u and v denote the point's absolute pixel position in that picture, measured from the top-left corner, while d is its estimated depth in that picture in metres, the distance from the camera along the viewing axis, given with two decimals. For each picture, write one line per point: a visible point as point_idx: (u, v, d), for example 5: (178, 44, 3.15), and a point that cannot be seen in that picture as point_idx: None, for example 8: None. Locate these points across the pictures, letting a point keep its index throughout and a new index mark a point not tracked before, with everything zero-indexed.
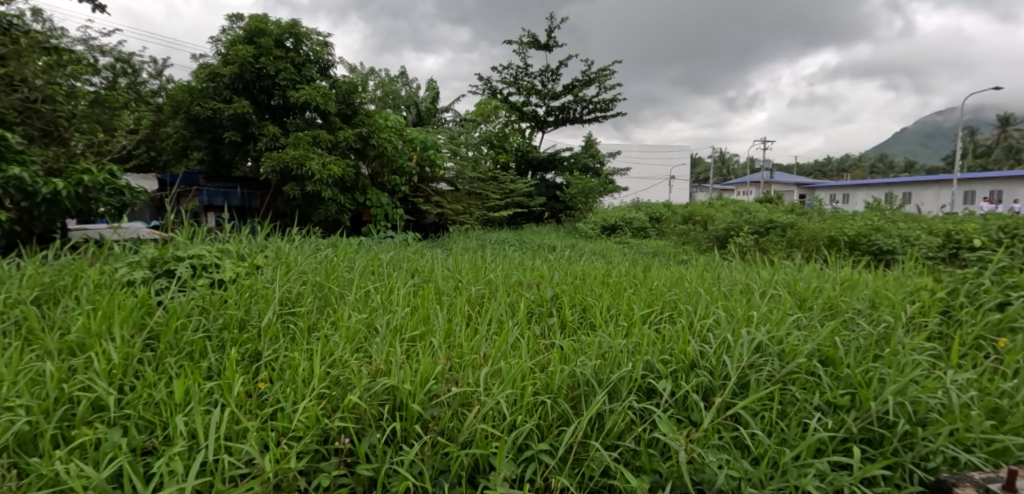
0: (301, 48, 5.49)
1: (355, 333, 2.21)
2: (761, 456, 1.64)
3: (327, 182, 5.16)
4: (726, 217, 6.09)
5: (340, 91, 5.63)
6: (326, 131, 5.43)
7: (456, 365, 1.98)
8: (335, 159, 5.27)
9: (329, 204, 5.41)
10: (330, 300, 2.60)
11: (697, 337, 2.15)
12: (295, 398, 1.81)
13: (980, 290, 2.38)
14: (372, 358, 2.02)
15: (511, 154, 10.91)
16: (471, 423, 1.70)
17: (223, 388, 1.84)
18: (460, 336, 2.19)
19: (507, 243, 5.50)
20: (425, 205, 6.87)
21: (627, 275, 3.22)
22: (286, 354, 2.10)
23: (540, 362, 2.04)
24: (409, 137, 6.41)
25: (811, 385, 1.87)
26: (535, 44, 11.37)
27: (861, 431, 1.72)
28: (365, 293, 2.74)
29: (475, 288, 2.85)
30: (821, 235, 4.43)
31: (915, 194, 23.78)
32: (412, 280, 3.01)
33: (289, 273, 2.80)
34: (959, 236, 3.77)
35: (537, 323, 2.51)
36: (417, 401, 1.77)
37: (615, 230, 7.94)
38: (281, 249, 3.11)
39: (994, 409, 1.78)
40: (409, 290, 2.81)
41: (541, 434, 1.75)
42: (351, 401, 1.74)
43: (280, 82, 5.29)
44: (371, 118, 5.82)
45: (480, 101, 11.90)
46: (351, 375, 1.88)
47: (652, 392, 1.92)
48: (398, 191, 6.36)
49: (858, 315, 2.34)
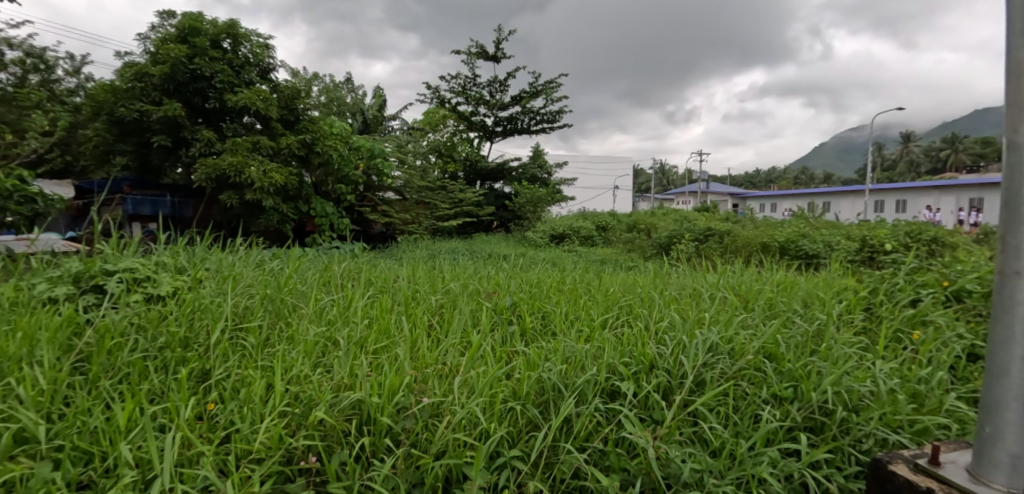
0: (239, 50, 5.28)
1: (313, 347, 2.15)
2: (719, 449, 1.75)
3: (267, 190, 4.93)
4: (668, 225, 6.39)
5: (282, 96, 5.47)
6: (267, 137, 5.21)
7: (423, 377, 1.98)
8: (277, 167, 5.05)
9: (270, 214, 5.18)
10: (282, 314, 2.51)
11: (653, 339, 2.24)
12: (252, 418, 1.75)
13: (896, 289, 2.64)
14: (335, 372, 1.98)
15: (459, 163, 10.94)
16: (444, 434, 1.70)
17: (171, 412, 1.75)
18: (424, 347, 2.18)
19: (458, 253, 5.49)
20: (372, 215, 6.75)
21: (583, 283, 3.27)
22: (239, 372, 2.02)
23: (506, 370, 2.06)
24: (356, 144, 6.27)
25: (759, 380, 2.00)
26: (483, 55, 11.42)
27: (805, 420, 1.87)
28: (321, 306, 2.67)
29: (434, 298, 2.81)
30: (756, 242, 4.72)
31: (831, 204, 25.73)
32: (369, 291, 2.93)
33: (237, 287, 2.68)
34: (874, 241, 4.15)
35: (498, 331, 2.48)
36: (386, 415, 1.75)
37: (563, 239, 8.08)
38: (223, 261, 2.97)
39: (914, 394, 1.97)
40: (367, 302, 2.73)
41: (511, 440, 1.77)
42: (316, 417, 1.71)
43: (217, 85, 5.05)
44: (315, 124, 5.63)
45: (428, 109, 11.82)
46: (312, 391, 1.83)
47: (615, 394, 1.98)
48: (343, 200, 6.20)
49: (796, 313, 2.52)
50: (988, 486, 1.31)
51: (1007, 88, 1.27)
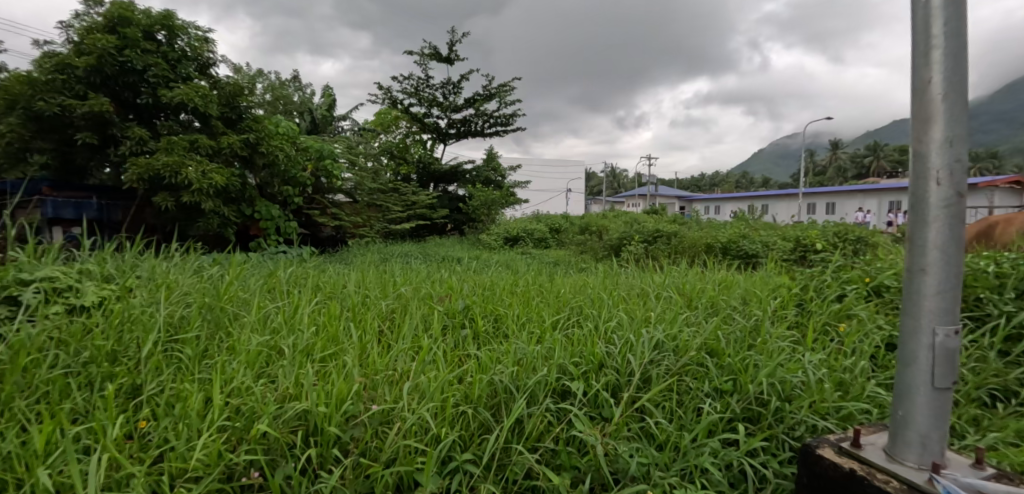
0: (175, 43, 5.04)
1: (256, 357, 2.02)
2: (664, 441, 1.82)
3: (207, 192, 4.70)
4: (618, 227, 6.55)
5: (223, 92, 5.19)
6: (206, 136, 4.99)
7: (372, 383, 1.87)
8: (217, 167, 4.80)
9: (210, 217, 4.95)
10: (222, 323, 2.38)
11: (602, 339, 2.27)
12: (188, 435, 1.62)
13: (824, 285, 2.82)
14: (279, 382, 1.86)
15: (412, 165, 10.84)
16: (394, 441, 1.61)
17: (97, 432, 1.64)
18: (373, 353, 2.07)
19: (411, 257, 5.43)
20: (321, 218, 6.58)
21: (535, 285, 3.29)
22: (174, 386, 1.89)
23: (458, 374, 1.99)
24: (303, 145, 6.08)
25: (701, 375, 2.09)
26: (437, 56, 11.36)
27: (743, 410, 1.97)
28: (264, 314, 2.54)
29: (384, 302, 2.69)
30: (701, 242, 4.91)
31: (771, 207, 27.04)
32: (316, 297, 2.81)
33: (171, 295, 2.52)
34: (807, 241, 4.40)
35: (450, 336, 2.38)
36: (334, 424, 1.64)
37: (517, 241, 8.15)
38: (157, 268, 2.82)
39: (840, 382, 2.11)
40: (314, 308, 2.62)
41: (463, 444, 1.70)
42: (259, 430, 1.58)
43: (150, 79, 4.81)
44: (259, 123, 5.41)
45: (380, 109, 11.65)
46: (255, 403, 1.71)
47: (565, 393, 1.97)
48: (290, 203, 6.01)
49: (735, 310, 2.65)
50: (902, 464, 1.43)
51: (914, 103, 1.40)
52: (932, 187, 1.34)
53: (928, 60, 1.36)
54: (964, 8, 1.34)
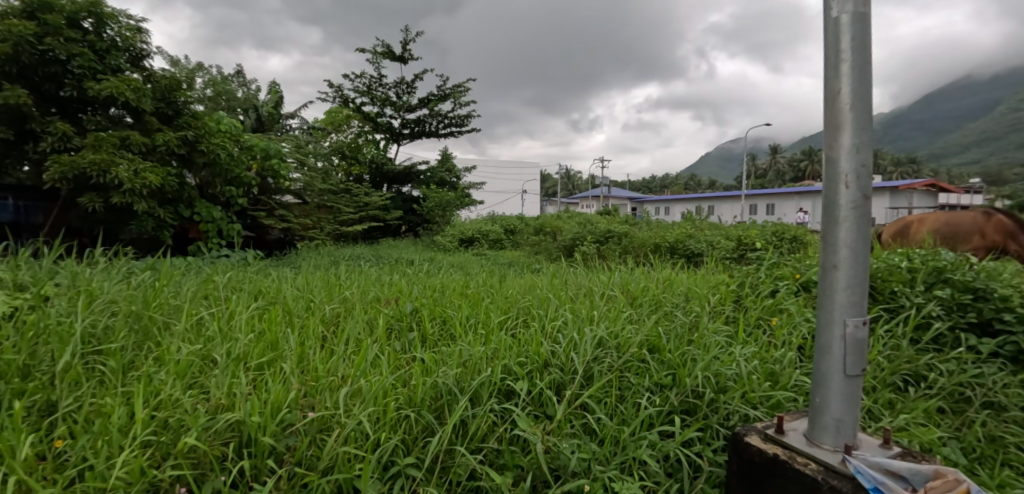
0: (103, 32, 4.69)
1: (187, 368, 1.88)
2: (605, 437, 1.87)
3: (140, 192, 4.45)
4: (572, 228, 6.67)
5: (157, 86, 4.93)
6: (139, 132, 4.71)
7: (312, 390, 1.79)
8: (151, 166, 4.55)
9: (144, 220, 4.72)
10: (151, 334, 2.23)
11: (548, 338, 2.31)
12: (108, 453, 1.51)
13: (759, 282, 2.97)
14: (211, 393, 1.75)
15: (365, 166, 10.68)
16: (332, 448, 1.55)
17: (3, 454, 1.51)
18: (314, 359, 1.98)
19: (362, 260, 5.35)
20: (268, 220, 6.38)
21: (485, 287, 3.29)
22: (94, 402, 1.76)
23: (401, 377, 1.93)
24: (248, 144, 5.81)
25: (642, 370, 2.17)
26: (390, 55, 11.22)
27: (681, 403, 2.05)
28: (197, 321, 2.41)
29: (329, 306, 2.61)
30: (650, 242, 5.07)
31: (719, 208, 28.08)
32: (256, 303, 2.69)
33: (93, 304, 2.36)
34: (747, 241, 4.61)
35: (397, 339, 2.35)
36: (268, 434, 1.56)
37: (472, 243, 8.16)
38: (79, 275, 2.66)
39: (771, 373, 2.23)
40: (253, 314, 2.50)
41: (405, 449, 1.67)
42: (186, 444, 1.48)
43: (75, 70, 4.48)
44: (198, 120, 5.14)
45: (331, 108, 11.42)
46: (183, 415, 1.60)
47: (510, 393, 1.99)
48: (233, 204, 5.81)
49: (676, 307, 2.75)
50: (819, 447, 1.53)
51: (826, 111, 1.50)
52: (842, 190, 1.45)
53: (838, 72, 1.46)
54: (869, 25, 1.45)
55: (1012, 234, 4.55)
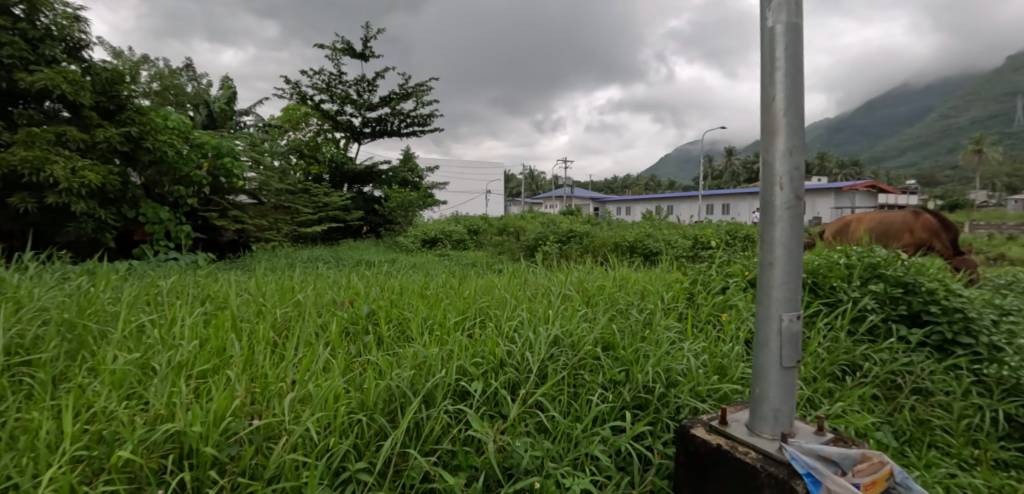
0: (37, 20, 4.40)
1: (123, 378, 1.77)
2: (558, 434, 1.89)
3: (78, 192, 4.23)
4: (535, 228, 6.73)
5: (97, 79, 4.63)
6: (77, 128, 4.46)
7: (259, 397, 1.72)
8: (91, 164, 4.31)
9: (83, 221, 4.50)
10: (86, 343, 2.11)
11: (504, 338, 2.32)
12: (35, 470, 1.41)
13: (710, 280, 3.07)
14: (149, 404, 1.66)
15: (324, 165, 10.49)
16: (279, 455, 1.50)
17: None
18: (263, 365, 1.90)
19: (320, 262, 5.26)
20: (220, 221, 6.18)
21: (444, 288, 3.28)
22: (20, 416, 1.64)
23: (354, 381, 1.90)
24: (198, 141, 5.54)
25: (596, 368, 2.21)
26: (350, 51, 11.05)
27: (633, 399, 2.10)
28: (138, 328, 2.29)
29: (281, 310, 2.53)
30: (610, 242, 5.15)
31: (678, 208, 28.77)
32: (202, 308, 2.58)
33: (21, 313, 2.22)
34: (703, 240, 4.74)
35: (352, 343, 2.31)
36: (210, 444, 1.48)
37: (434, 243, 8.13)
38: (6, 282, 2.52)
39: (719, 367, 2.32)
40: (199, 319, 2.40)
41: (357, 453, 1.64)
42: (120, 458, 1.40)
43: (5, 61, 4.17)
44: (143, 116, 4.89)
45: (288, 105, 11.17)
46: (118, 426, 1.51)
47: (464, 394, 1.99)
48: (182, 204, 5.62)
49: (631, 305, 2.81)
50: (759, 436, 1.60)
51: (762, 117, 1.57)
52: (777, 191, 1.52)
53: (772, 80, 1.53)
54: (801, 35, 1.53)
55: (937, 231, 4.82)
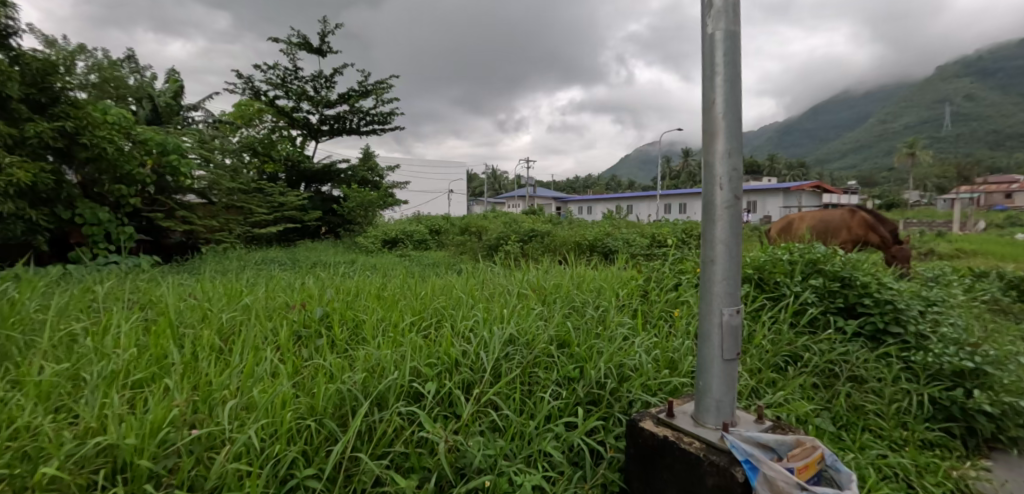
0: None
1: (50, 390, 1.67)
2: (512, 432, 1.91)
3: (6, 192, 3.98)
4: (496, 228, 6.75)
5: (28, 70, 4.35)
6: (5, 122, 4.18)
7: (200, 405, 1.65)
8: (22, 161, 4.05)
9: (12, 223, 4.25)
10: (11, 353, 1.98)
11: (460, 338, 2.33)
12: None
13: (663, 277, 3.15)
14: (78, 416, 1.56)
15: (279, 163, 10.22)
16: (221, 464, 1.44)
17: None
18: (206, 372, 1.83)
19: (275, 263, 5.14)
20: (166, 221, 5.94)
21: (401, 289, 3.25)
22: None
23: (303, 385, 1.86)
24: (141, 137, 5.30)
25: (550, 365, 2.24)
26: (306, 46, 10.81)
27: (587, 395, 2.14)
28: (69, 336, 2.16)
29: (228, 314, 2.45)
30: (570, 241, 5.22)
31: (638, 208, 29.35)
32: (142, 314, 2.46)
33: None
34: (660, 238, 4.86)
35: (303, 346, 2.26)
36: (145, 456, 1.41)
37: (395, 243, 8.04)
38: None
39: (670, 361, 2.39)
40: (138, 325, 2.29)
41: (305, 460, 1.61)
42: (44, 475, 1.31)
43: None
44: (80, 109, 4.62)
45: (241, 101, 10.83)
46: (43, 441, 1.42)
47: (418, 395, 1.98)
48: (124, 204, 5.36)
49: (586, 303, 2.86)
50: (704, 427, 1.65)
51: (703, 120, 1.63)
52: (717, 191, 1.58)
53: (713, 84, 1.59)
54: (739, 42, 1.59)
55: (873, 226, 5.11)
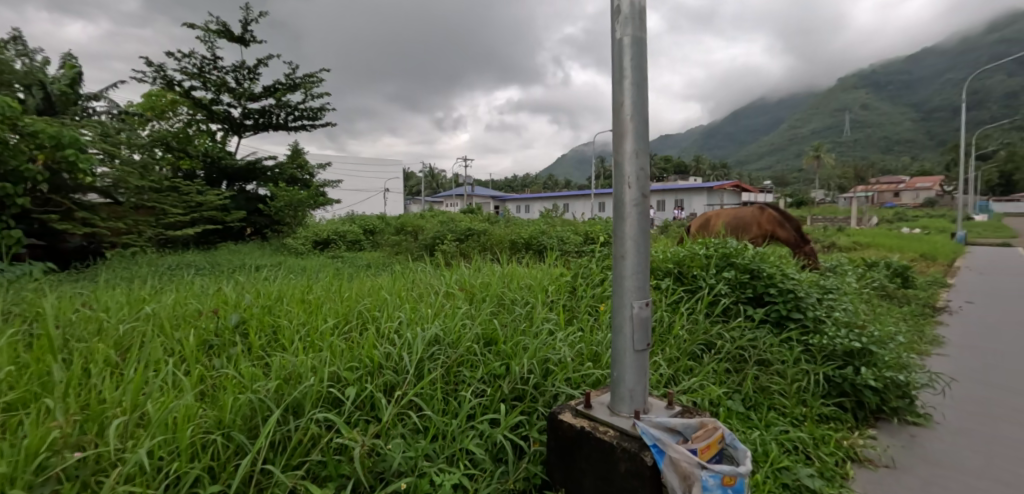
0: None
1: None
2: (434, 433, 1.90)
3: None
4: (434, 227, 6.70)
5: None
6: None
7: (88, 424, 1.53)
8: None
9: None
10: None
11: (384, 340, 2.29)
12: None
13: (591, 273, 3.24)
14: None
15: (197, 160, 9.63)
16: (110, 488, 1.34)
17: None
18: (97, 388, 1.70)
19: (191, 268, 4.85)
20: (63, 224, 5.46)
21: (327, 291, 3.15)
22: None
23: (210, 397, 1.77)
24: (30, 129, 4.59)
25: (476, 363, 2.25)
26: (226, 34, 10.25)
27: (512, 390, 2.17)
28: None
29: (128, 325, 2.28)
30: (507, 239, 5.24)
31: (575, 206, 29.96)
32: (26, 328, 2.25)
33: None
34: (593, 235, 4.98)
35: (214, 356, 2.15)
36: (18, 486, 1.29)
37: (327, 244, 7.81)
38: None
39: (594, 354, 2.47)
40: (20, 341, 2.09)
41: (210, 476, 1.53)
42: None
43: None
44: None
45: (151, 90, 10.13)
46: None
47: (336, 401, 1.93)
48: (11, 205, 4.86)
49: (516, 301, 2.89)
50: (618, 416, 1.72)
51: (613, 121, 1.68)
52: (626, 190, 1.64)
53: (621, 87, 1.65)
54: (645, 48, 1.66)
55: (779, 224, 5.46)
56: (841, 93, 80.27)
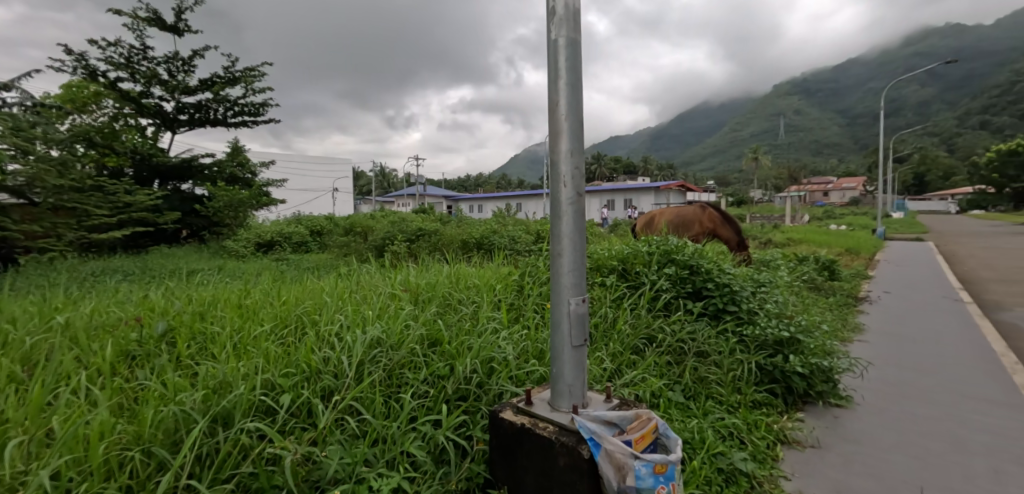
0: None
1: None
2: (374, 437, 1.86)
3: None
4: (382, 228, 6.58)
5: None
6: None
7: None
8: None
9: None
10: None
11: (322, 344, 2.22)
12: None
13: (539, 272, 3.25)
14: None
15: (126, 157, 9.07)
16: None
17: None
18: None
19: (117, 274, 4.57)
20: None
21: (265, 295, 3.04)
22: None
23: (129, 411, 1.67)
24: None
25: (419, 364, 2.22)
26: (156, 22, 9.72)
27: (456, 391, 2.15)
28: None
29: (38, 337, 2.12)
30: (458, 239, 5.21)
31: (529, 206, 30.16)
32: None
33: None
34: (542, 235, 5.02)
35: (136, 368, 2.03)
36: None
37: (271, 246, 7.54)
38: None
39: (540, 352, 2.49)
40: None
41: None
42: None
43: None
44: None
45: (72, 81, 9.49)
46: None
47: (270, 409, 1.86)
48: None
49: (462, 301, 2.87)
50: (558, 412, 1.73)
51: (549, 120, 1.69)
52: (562, 189, 1.65)
53: (556, 87, 1.66)
54: (580, 48, 1.68)
55: (719, 221, 5.64)
56: (782, 98, 84.25)
